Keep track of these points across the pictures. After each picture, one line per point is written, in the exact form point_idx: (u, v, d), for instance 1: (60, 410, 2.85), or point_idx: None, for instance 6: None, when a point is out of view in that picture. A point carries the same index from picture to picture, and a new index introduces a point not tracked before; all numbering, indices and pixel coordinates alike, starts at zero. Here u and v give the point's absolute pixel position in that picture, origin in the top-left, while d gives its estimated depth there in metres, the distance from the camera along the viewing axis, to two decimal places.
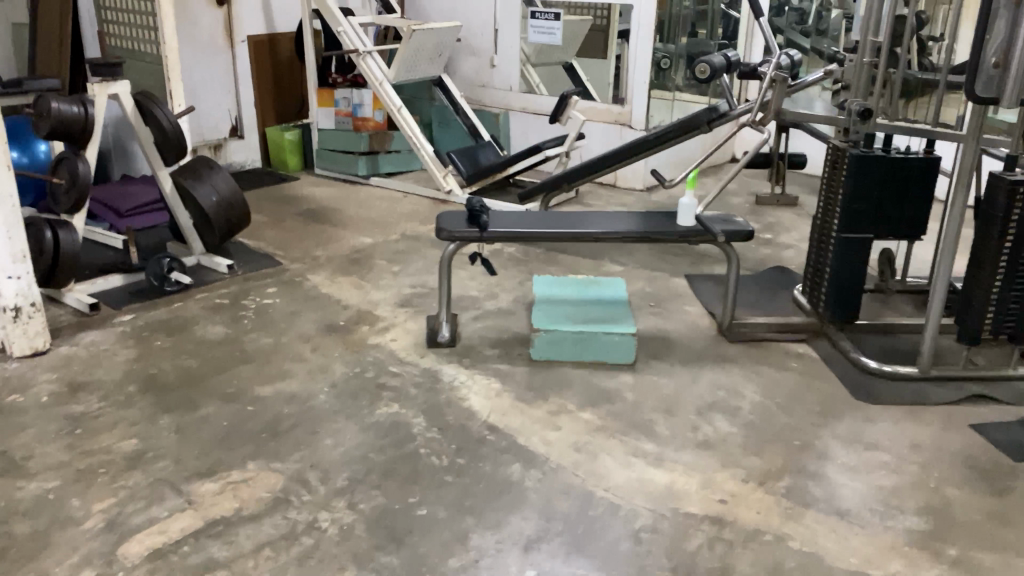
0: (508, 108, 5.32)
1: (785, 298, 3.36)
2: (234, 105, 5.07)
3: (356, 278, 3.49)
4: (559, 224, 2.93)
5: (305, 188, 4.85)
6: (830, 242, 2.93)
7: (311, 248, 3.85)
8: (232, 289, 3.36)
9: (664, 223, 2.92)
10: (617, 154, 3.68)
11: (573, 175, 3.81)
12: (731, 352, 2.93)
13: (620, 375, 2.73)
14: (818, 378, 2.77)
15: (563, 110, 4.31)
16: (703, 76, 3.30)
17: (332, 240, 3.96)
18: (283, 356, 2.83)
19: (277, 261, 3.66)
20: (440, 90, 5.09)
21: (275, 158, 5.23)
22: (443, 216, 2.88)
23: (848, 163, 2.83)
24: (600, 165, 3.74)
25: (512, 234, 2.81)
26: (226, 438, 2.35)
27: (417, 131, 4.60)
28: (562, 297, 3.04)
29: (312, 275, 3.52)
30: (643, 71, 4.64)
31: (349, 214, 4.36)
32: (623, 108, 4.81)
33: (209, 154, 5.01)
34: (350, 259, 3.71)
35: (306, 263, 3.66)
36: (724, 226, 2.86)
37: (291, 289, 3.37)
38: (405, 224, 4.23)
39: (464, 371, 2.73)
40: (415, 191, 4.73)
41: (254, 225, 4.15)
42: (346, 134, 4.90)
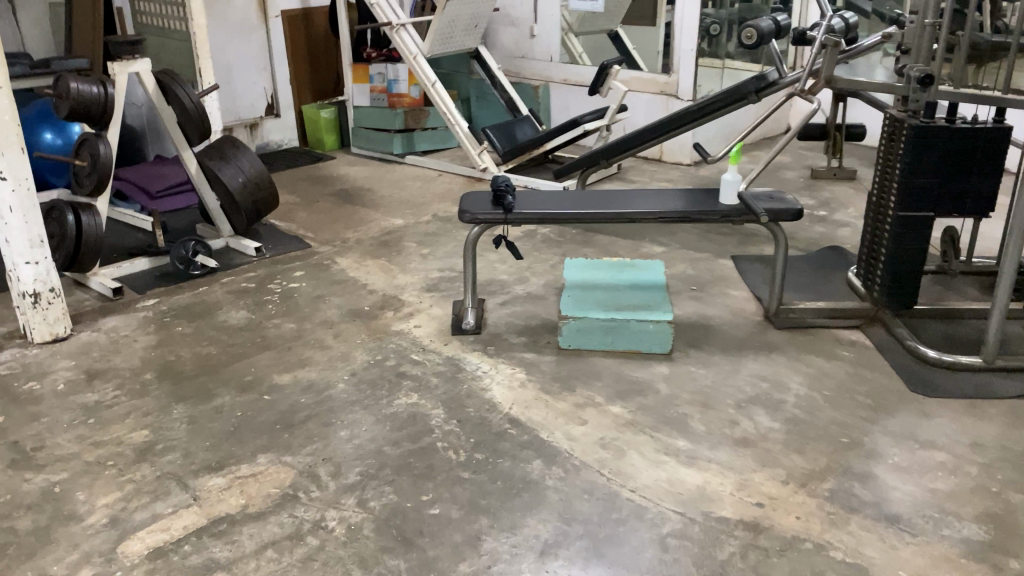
0: (548, 81, 5.13)
1: (836, 281, 3.15)
2: (269, 82, 5.01)
3: (384, 262, 3.40)
4: (591, 204, 2.77)
5: (341, 168, 4.76)
6: (886, 222, 2.70)
7: (342, 230, 3.77)
8: (259, 272, 3.28)
9: (705, 202, 2.73)
10: (656, 128, 3.47)
11: (611, 150, 3.62)
12: (775, 339, 2.74)
13: (653, 366, 2.58)
14: (870, 368, 2.57)
15: (603, 80, 4.10)
16: (749, 41, 3.06)
17: (364, 222, 3.87)
18: (303, 342, 2.73)
19: (306, 244, 3.58)
20: (478, 65, 4.93)
21: (312, 137, 5.15)
22: (467, 196, 2.75)
23: (905, 135, 2.59)
24: (638, 140, 3.54)
25: (539, 216, 2.66)
26: (239, 429, 2.27)
27: (452, 108, 4.47)
28: (595, 281, 2.89)
29: (340, 259, 3.43)
30: (691, 40, 4.42)
31: (383, 195, 4.26)
32: (669, 79, 4.58)
33: (245, 134, 4.96)
34: (380, 241, 3.61)
35: (335, 246, 3.57)
36: (768, 204, 2.66)
37: (317, 273, 3.29)
38: (438, 205, 4.11)
39: (488, 360, 2.61)
40: (451, 170, 4.61)
41: (286, 207, 4.08)
42: (381, 112, 4.79)
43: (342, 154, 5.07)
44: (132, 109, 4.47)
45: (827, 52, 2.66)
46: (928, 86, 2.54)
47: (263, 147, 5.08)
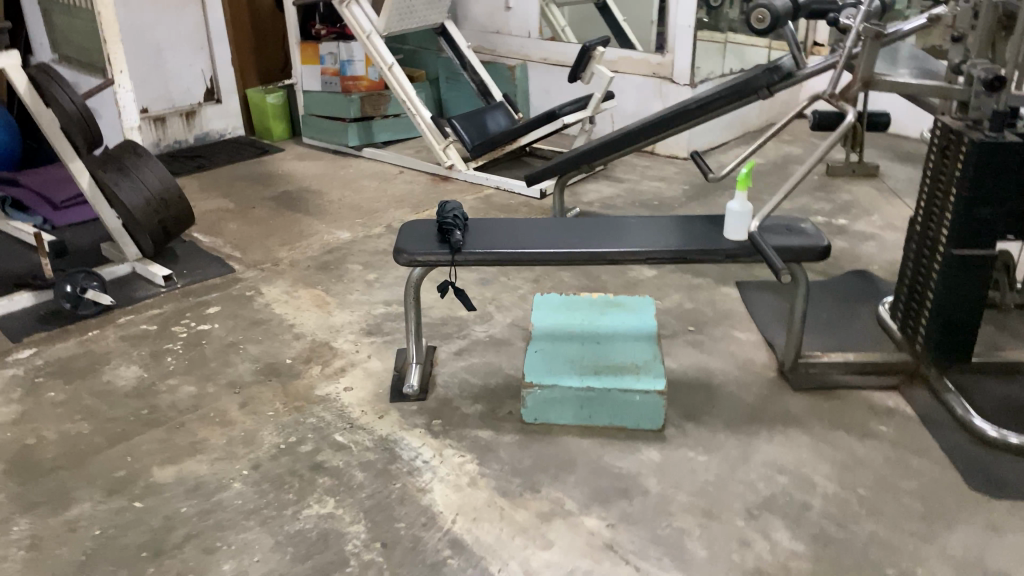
0: (525, 59, 4.50)
1: (865, 316, 2.58)
2: (209, 65, 4.39)
3: (319, 292, 2.82)
4: (564, 235, 2.19)
5: (287, 163, 4.16)
6: (935, 261, 2.13)
7: (276, 246, 3.18)
8: (165, 310, 2.71)
9: (705, 234, 2.15)
10: (646, 127, 2.86)
11: (593, 153, 2.99)
12: (794, 407, 2.19)
13: (640, 449, 2.03)
14: (916, 451, 2.01)
15: (585, 64, 3.49)
16: (761, 25, 2.45)
17: (302, 236, 3.28)
18: (200, 416, 2.17)
19: (230, 267, 3.00)
20: (444, 42, 4.30)
21: (259, 125, 4.54)
22: (404, 230, 2.16)
23: (964, 153, 2.00)
24: (625, 139, 2.91)
25: (495, 256, 2.08)
26: (93, 559, 1.72)
27: (413, 95, 3.85)
28: (569, 329, 2.33)
29: (267, 287, 2.86)
30: (688, 14, 3.76)
31: (331, 197, 3.67)
32: (663, 59, 3.96)
33: (180, 124, 4.36)
34: (319, 262, 3.03)
35: (263, 269, 2.98)
36: (788, 240, 2.08)
37: (236, 310, 2.71)
38: (394, 211, 3.51)
39: (431, 442, 2.04)
40: (414, 166, 4.01)
41: (216, 217, 3.49)
42: (333, 98, 4.18)
43: (292, 144, 4.46)
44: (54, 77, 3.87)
45: (864, 46, 2.04)
46: (998, 91, 1.94)
47: (203, 138, 4.49)
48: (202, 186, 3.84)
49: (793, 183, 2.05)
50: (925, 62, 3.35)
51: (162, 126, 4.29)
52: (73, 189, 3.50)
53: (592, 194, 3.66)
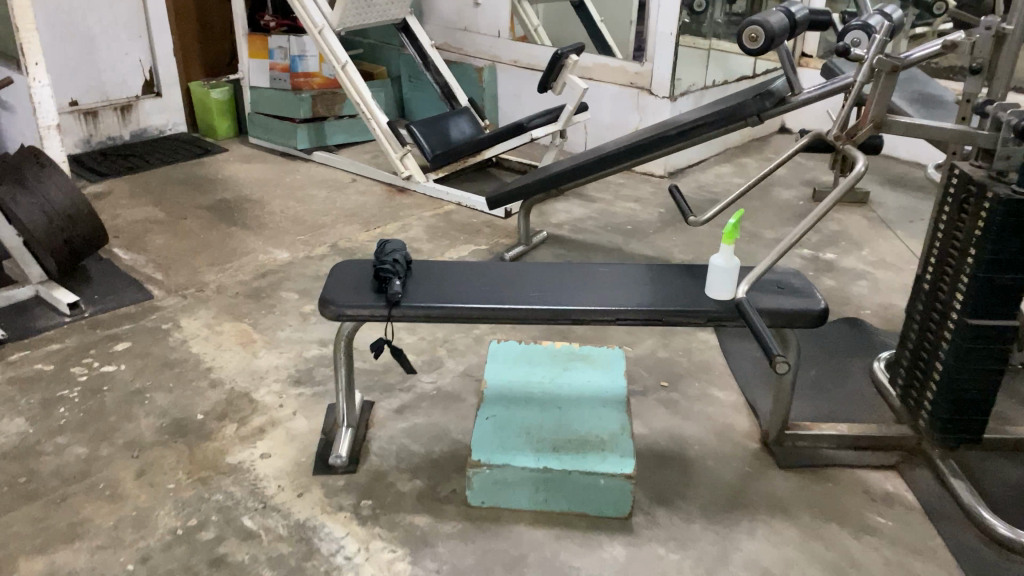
0: (494, 61, 4.17)
1: (857, 375, 2.31)
2: (148, 54, 4.02)
3: (247, 326, 2.50)
4: (522, 284, 1.87)
5: (230, 166, 3.80)
6: (945, 330, 1.85)
7: (205, 267, 2.84)
8: (67, 345, 2.36)
9: (685, 290, 1.85)
10: (623, 150, 2.54)
11: (561, 175, 2.66)
12: (781, 489, 1.90)
13: (603, 543, 1.73)
14: (921, 552, 1.73)
15: (556, 73, 3.17)
16: (754, 43, 2.15)
17: (235, 255, 2.93)
18: (87, 488, 1.84)
19: (149, 292, 2.66)
20: (406, 40, 3.96)
21: (202, 122, 4.17)
22: (333, 275, 1.83)
23: (986, 211, 1.71)
24: (598, 162, 2.59)
25: (439, 312, 1.75)
26: None
27: (369, 98, 3.51)
28: (526, 389, 2.02)
29: (188, 319, 2.52)
30: (670, 21, 3.46)
31: (274, 208, 3.33)
32: (641, 68, 3.66)
33: (115, 118, 3.98)
34: (250, 289, 2.69)
35: (187, 296, 2.65)
36: (781, 302, 1.78)
37: (149, 347, 2.37)
38: (341, 226, 3.18)
39: (356, 530, 1.73)
40: (368, 174, 3.66)
41: (141, 230, 3.13)
42: (282, 97, 3.81)
43: (237, 145, 4.09)
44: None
45: (877, 83, 1.77)
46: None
47: (140, 134, 4.11)
48: (132, 192, 3.48)
49: (792, 238, 1.74)
50: (925, 86, 3.12)
51: (94, 120, 3.91)
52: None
53: (560, 214, 3.36)
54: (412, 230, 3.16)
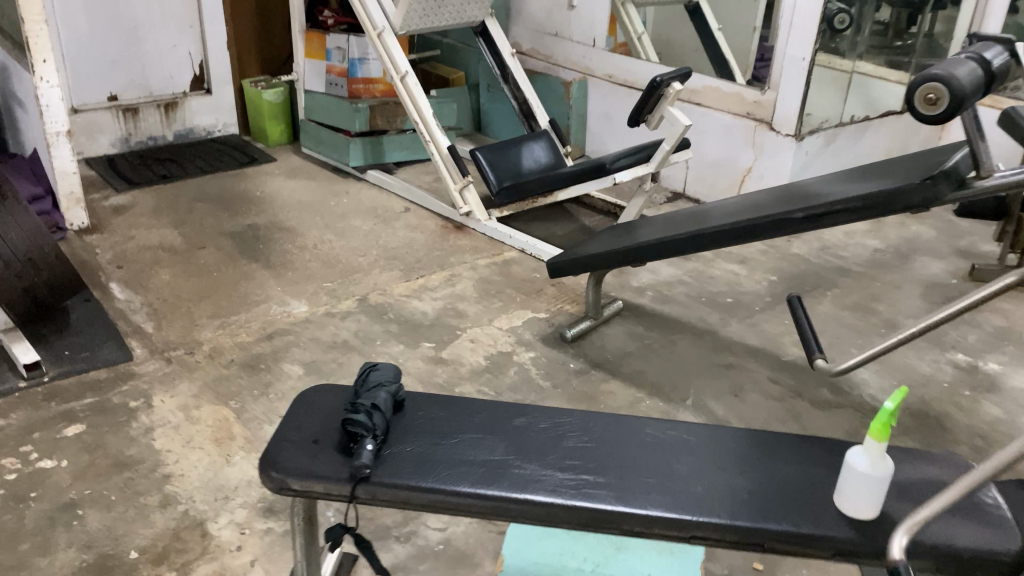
0: (586, 74, 3.57)
1: None
2: (198, 47, 3.59)
3: (230, 412, 2.00)
4: (555, 451, 1.27)
5: (273, 181, 3.33)
6: None
7: (205, 318, 2.37)
8: (8, 424, 1.92)
9: (802, 487, 1.21)
10: (727, 227, 1.88)
11: (643, 249, 2.04)
12: None
13: None
14: None
15: (652, 104, 2.56)
16: (930, 105, 1.49)
17: (244, 304, 2.44)
18: None
19: (129, 351, 2.20)
20: (484, 45, 3.39)
21: (253, 123, 3.72)
22: (291, 420, 1.30)
23: None
24: (692, 237, 1.95)
25: (426, 498, 1.19)
26: None
27: (428, 116, 2.95)
28: None
29: (164, 395, 2.05)
30: (803, 43, 2.78)
31: (307, 240, 2.83)
32: (762, 97, 2.99)
33: (157, 117, 3.57)
34: (248, 357, 2.20)
35: (172, 361, 2.17)
36: (960, 537, 1.14)
37: (104, 434, 1.90)
38: (378, 271, 2.64)
39: None
40: (423, 203, 3.13)
41: (149, 259, 2.68)
42: (336, 105, 3.31)
43: (288, 155, 3.63)
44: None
45: None
46: None
47: (186, 134, 3.70)
48: (156, 208, 3.05)
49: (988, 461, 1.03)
50: None
51: (134, 118, 3.51)
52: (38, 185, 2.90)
53: (644, 274, 2.75)
54: (460, 282, 2.60)
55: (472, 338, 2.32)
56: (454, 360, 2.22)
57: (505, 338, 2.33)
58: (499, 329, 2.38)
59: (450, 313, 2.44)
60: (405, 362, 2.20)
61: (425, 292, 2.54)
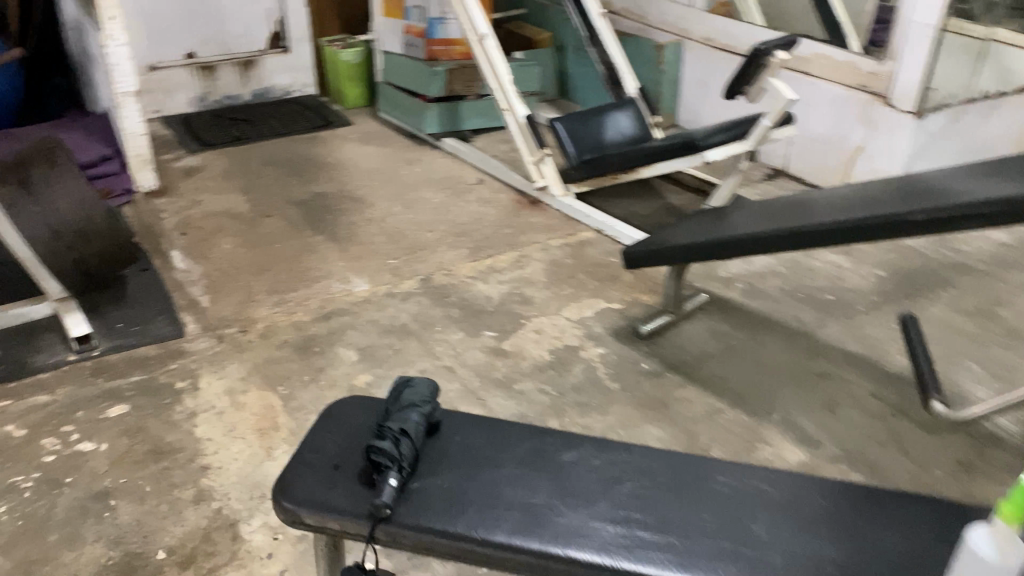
0: (682, 37, 3.28)
1: None
2: (276, 2, 3.46)
3: (275, 398, 1.89)
4: (607, 496, 1.09)
5: (345, 146, 3.20)
6: None
7: (261, 293, 2.26)
8: (53, 400, 1.86)
9: (904, 567, 1.00)
10: (830, 226, 1.64)
11: (731, 244, 1.81)
12: None
13: None
14: None
15: (752, 73, 2.32)
16: None
17: (302, 279, 2.32)
18: None
19: (181, 325, 2.11)
20: (571, 5, 3.14)
21: (330, 83, 3.60)
22: (311, 441, 1.16)
23: None
24: (788, 235, 1.71)
25: (452, 546, 1.03)
26: None
27: (506, 81, 2.74)
28: None
29: (210, 376, 1.95)
30: (932, 8, 2.44)
31: (373, 212, 2.69)
32: (880, 68, 2.66)
33: (235, 76, 3.49)
34: (300, 338, 2.09)
35: (223, 338, 2.08)
36: None
37: (146, 417, 1.82)
38: (444, 249, 2.49)
39: None
40: (498, 175, 2.95)
41: (212, 226, 2.59)
42: (413, 68, 3.13)
43: (364, 118, 3.50)
44: (70, 32, 3.14)
45: None
46: None
47: (263, 94, 3.61)
48: (226, 171, 2.97)
49: None
50: None
51: (211, 76, 3.44)
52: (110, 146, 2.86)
53: (733, 264, 2.51)
54: (530, 265, 2.42)
55: (537, 328, 2.14)
56: (516, 353, 2.05)
57: (573, 331, 2.14)
58: (568, 320, 2.19)
59: (517, 299, 2.26)
60: (463, 353, 2.04)
61: (492, 274, 2.37)
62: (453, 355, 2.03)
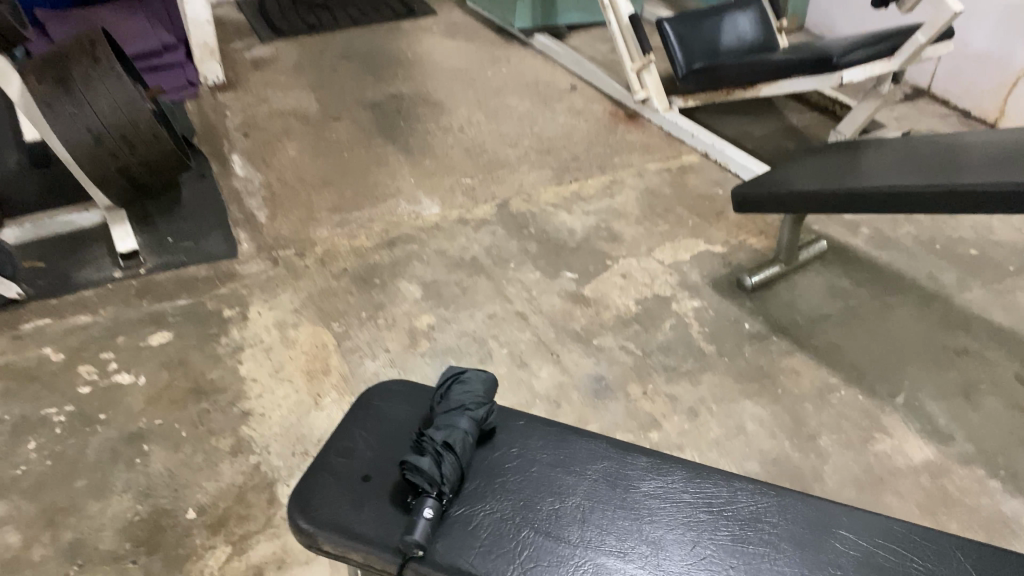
0: None
1: None
2: None
3: (328, 335, 1.70)
4: (694, 549, 0.87)
5: (427, 40, 2.91)
6: None
7: (323, 209, 2.06)
8: (95, 322, 1.72)
9: None
10: (1005, 189, 1.31)
11: (867, 196, 1.49)
12: None
13: None
14: None
15: None
16: None
17: (368, 196, 2.10)
18: None
19: (235, 243, 1.93)
20: None
21: None
22: (339, 440, 0.97)
23: None
24: (947, 193, 1.38)
25: None
26: None
27: None
28: None
29: (261, 304, 1.78)
30: None
31: (452, 120, 2.43)
32: None
33: None
34: (361, 265, 1.88)
35: (278, 260, 1.89)
36: None
37: (189, 349, 1.67)
38: (526, 169, 2.22)
39: None
40: (594, 82, 2.62)
41: (278, 128, 2.38)
42: None
43: (450, 8, 3.18)
44: None
45: None
46: None
47: None
48: (297, 64, 2.73)
49: None
50: None
51: None
52: (176, 33, 2.65)
53: None
54: (621, 193, 2.14)
55: (625, 272, 1.88)
56: (598, 301, 1.80)
57: (666, 278, 1.87)
58: (660, 264, 1.91)
59: (603, 235, 1.99)
60: (539, 297, 1.80)
61: (577, 202, 2.10)
62: (527, 299, 1.80)
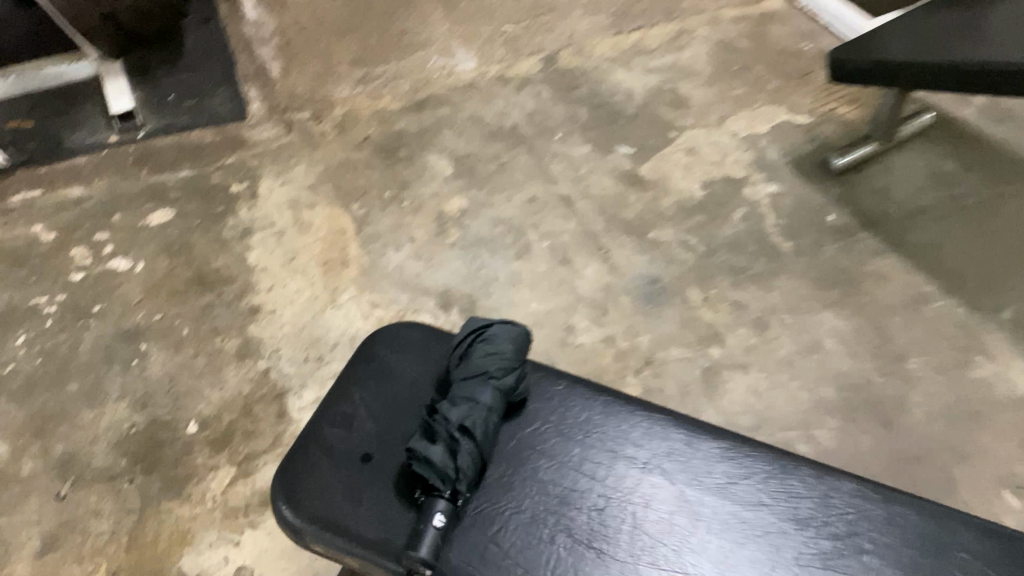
0: None
1: None
2: None
3: (347, 218, 1.50)
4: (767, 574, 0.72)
5: None
6: None
7: (343, 61, 1.79)
8: (88, 195, 1.54)
9: None
10: None
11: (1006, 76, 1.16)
12: None
13: None
14: None
15: None
16: None
17: (395, 45, 1.82)
18: None
19: (244, 102, 1.70)
20: None
21: None
22: (339, 409, 0.83)
23: None
24: None
25: None
26: None
27: None
28: None
29: (272, 177, 1.57)
30: None
31: None
32: None
33: None
34: (385, 133, 1.64)
35: (292, 125, 1.66)
36: None
37: (191, 231, 1.48)
38: (580, 14, 1.90)
39: None
40: None
41: None
42: None
43: None
44: None
45: None
46: None
47: None
48: None
49: None
50: None
51: None
52: None
53: None
54: (690, 47, 1.82)
55: (690, 148, 1.62)
56: (657, 183, 1.55)
57: (739, 155, 1.61)
58: (733, 137, 1.64)
59: (667, 100, 1.71)
60: (588, 178, 1.56)
61: (638, 57, 1.80)
62: (575, 180, 1.56)
